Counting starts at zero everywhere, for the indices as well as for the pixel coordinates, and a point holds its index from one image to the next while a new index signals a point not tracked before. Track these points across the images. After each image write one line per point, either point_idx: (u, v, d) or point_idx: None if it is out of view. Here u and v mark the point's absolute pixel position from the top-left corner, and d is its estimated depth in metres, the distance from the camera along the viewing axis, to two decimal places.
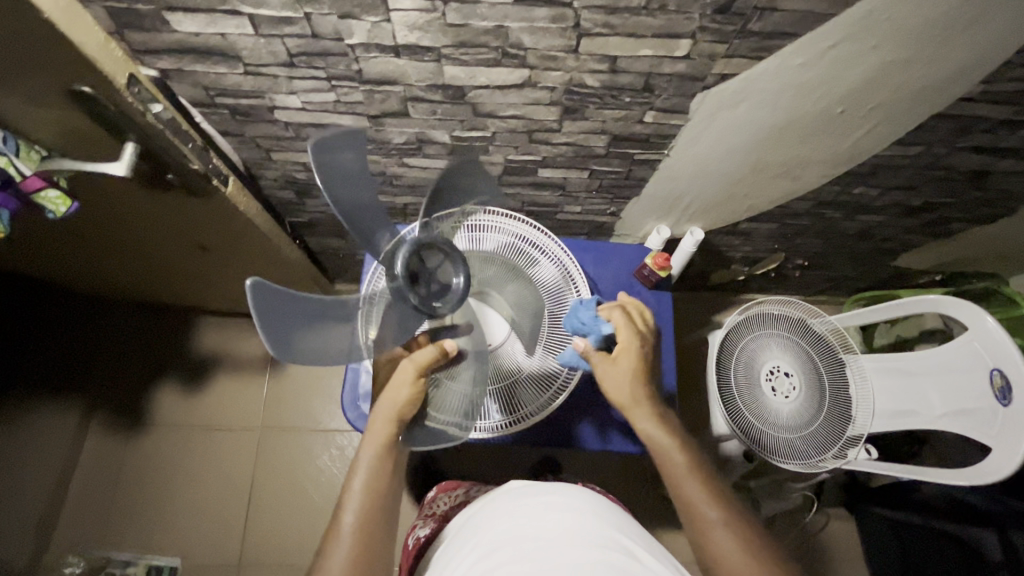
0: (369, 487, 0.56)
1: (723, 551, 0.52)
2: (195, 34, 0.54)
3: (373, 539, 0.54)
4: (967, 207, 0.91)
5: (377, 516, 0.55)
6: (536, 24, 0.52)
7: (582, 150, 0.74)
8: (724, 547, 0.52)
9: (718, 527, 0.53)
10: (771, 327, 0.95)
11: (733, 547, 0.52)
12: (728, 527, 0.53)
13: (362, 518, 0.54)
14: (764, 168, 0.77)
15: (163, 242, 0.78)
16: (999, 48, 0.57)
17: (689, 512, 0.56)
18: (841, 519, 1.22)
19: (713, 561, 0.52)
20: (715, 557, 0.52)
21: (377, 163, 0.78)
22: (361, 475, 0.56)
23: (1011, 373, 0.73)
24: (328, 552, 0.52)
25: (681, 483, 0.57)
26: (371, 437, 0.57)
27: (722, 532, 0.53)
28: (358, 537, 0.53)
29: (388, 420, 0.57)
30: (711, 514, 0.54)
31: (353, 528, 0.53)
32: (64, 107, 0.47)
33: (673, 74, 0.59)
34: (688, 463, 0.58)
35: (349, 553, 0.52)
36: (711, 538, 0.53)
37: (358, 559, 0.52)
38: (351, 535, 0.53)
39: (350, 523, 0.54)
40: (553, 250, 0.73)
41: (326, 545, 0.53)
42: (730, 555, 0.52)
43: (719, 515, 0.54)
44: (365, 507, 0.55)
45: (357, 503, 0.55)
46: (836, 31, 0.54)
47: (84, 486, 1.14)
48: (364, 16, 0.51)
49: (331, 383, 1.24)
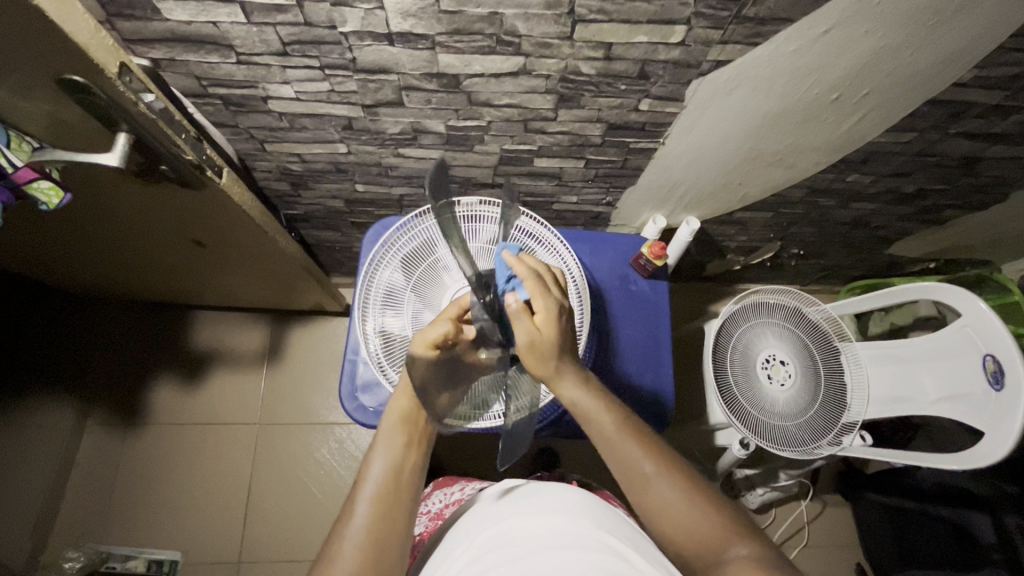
0: (389, 455, 0.56)
1: (664, 507, 0.53)
2: (187, 23, 0.54)
3: (390, 506, 0.53)
4: (961, 194, 0.91)
5: (396, 483, 0.55)
6: (531, 11, 0.51)
7: (577, 139, 0.73)
8: (663, 503, 0.53)
9: (653, 484, 0.54)
10: (765, 315, 0.96)
11: (671, 502, 0.53)
12: (664, 482, 0.54)
13: (380, 484, 0.54)
14: (759, 155, 0.77)
15: (157, 234, 0.78)
16: (991, 34, 0.57)
17: (627, 471, 0.55)
18: (836, 505, 1.23)
19: (654, 515, 0.54)
20: (657, 512, 0.54)
21: (372, 154, 0.78)
22: (382, 446, 0.57)
23: (1003, 358, 0.74)
24: (346, 520, 0.52)
25: (613, 446, 0.56)
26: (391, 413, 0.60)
27: (661, 488, 0.54)
28: (376, 501, 0.53)
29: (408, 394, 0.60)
30: (644, 470, 0.55)
31: (370, 495, 0.54)
32: (55, 96, 0.47)
33: (668, 60, 0.58)
34: (616, 422, 0.57)
35: (366, 517, 0.52)
36: (652, 495, 0.54)
37: (375, 523, 0.52)
38: (368, 500, 0.53)
39: (368, 490, 0.54)
40: (550, 239, 0.74)
41: (344, 514, 0.53)
42: (669, 508, 0.53)
43: (655, 470, 0.55)
44: (384, 475, 0.55)
45: (378, 472, 0.55)
46: (831, 16, 0.54)
47: (80, 483, 1.13)
48: (357, 4, 0.51)
49: (329, 375, 1.24)
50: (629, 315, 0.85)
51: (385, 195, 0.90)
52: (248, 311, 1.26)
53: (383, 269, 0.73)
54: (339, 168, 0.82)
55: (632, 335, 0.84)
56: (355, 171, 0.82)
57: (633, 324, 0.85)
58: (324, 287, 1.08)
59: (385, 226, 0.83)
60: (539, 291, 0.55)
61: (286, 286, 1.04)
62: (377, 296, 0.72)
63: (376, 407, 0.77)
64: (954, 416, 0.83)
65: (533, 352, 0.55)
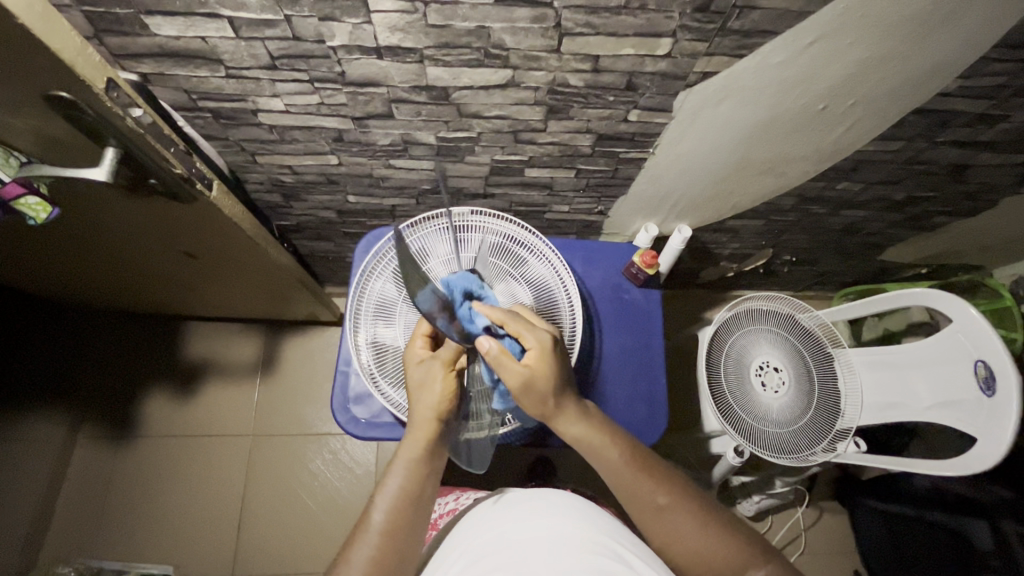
0: (405, 487, 0.55)
1: (679, 536, 0.55)
2: (176, 38, 0.54)
3: (398, 543, 0.53)
4: (950, 202, 0.92)
5: (408, 520, 0.54)
6: (518, 25, 0.52)
7: (568, 149, 0.74)
8: (678, 533, 0.55)
9: (669, 514, 0.55)
10: (757, 322, 0.96)
11: (685, 531, 0.54)
12: (679, 510, 0.55)
13: (392, 518, 0.54)
14: (749, 165, 0.78)
15: (147, 247, 0.77)
16: (973, 45, 0.58)
17: (640, 504, 0.56)
18: (833, 512, 1.23)
19: (668, 545, 0.55)
20: (670, 540, 0.55)
21: (364, 165, 0.78)
22: (398, 475, 0.56)
23: (995, 364, 0.74)
24: (352, 548, 0.52)
25: (625, 479, 0.57)
26: (410, 441, 0.57)
27: (674, 518, 0.55)
28: (388, 536, 0.53)
29: (432, 419, 0.58)
30: (659, 500, 0.56)
31: (381, 527, 0.53)
32: (43, 113, 0.47)
33: (655, 72, 0.59)
34: (623, 455, 0.58)
35: (374, 551, 0.51)
36: (667, 526, 0.55)
37: (384, 558, 0.51)
38: (379, 534, 0.52)
39: (380, 522, 0.53)
40: (541, 249, 0.74)
41: (352, 540, 0.53)
42: (684, 537, 0.54)
43: (670, 502, 0.56)
44: (395, 509, 0.54)
45: (389, 504, 0.54)
46: (815, 29, 0.54)
47: (73, 496, 1.12)
48: (345, 18, 0.51)
49: (324, 386, 1.24)
50: (623, 324, 0.85)
51: (377, 206, 0.91)
52: (242, 322, 1.26)
53: (374, 280, 0.73)
54: (331, 179, 0.82)
55: (625, 344, 0.84)
56: (346, 181, 0.83)
57: (627, 332, 0.85)
58: (318, 297, 1.07)
59: (378, 236, 0.83)
60: (522, 327, 0.56)
61: (279, 296, 1.04)
62: (368, 307, 0.72)
63: (369, 418, 0.76)
64: (946, 422, 0.83)
65: (530, 397, 0.56)
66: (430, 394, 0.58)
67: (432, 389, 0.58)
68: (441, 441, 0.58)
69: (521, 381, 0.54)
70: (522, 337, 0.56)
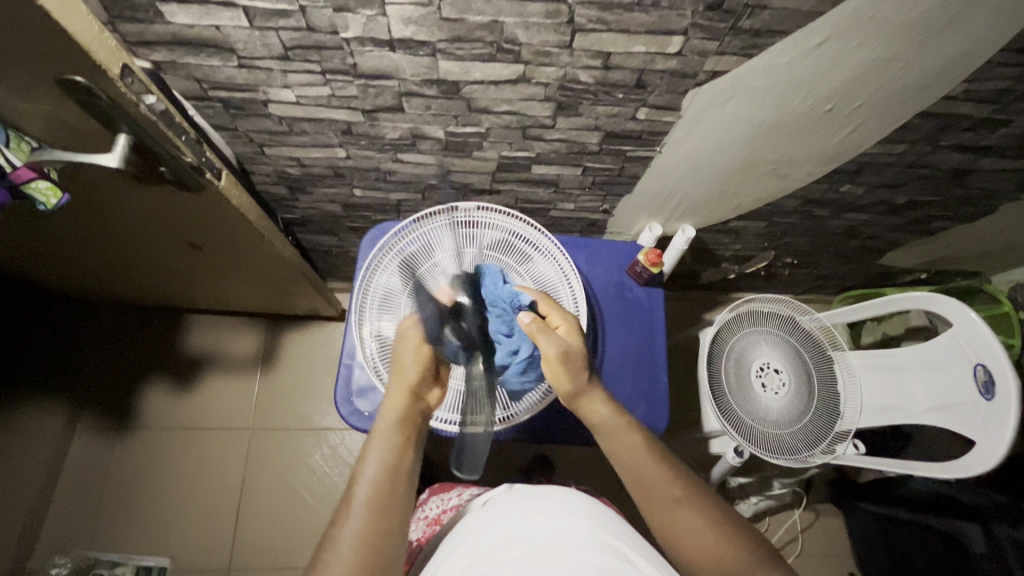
0: (386, 461, 0.55)
1: (695, 530, 0.54)
2: (189, 26, 0.54)
3: (386, 516, 0.52)
4: (952, 206, 0.93)
5: (393, 493, 0.53)
6: (531, 19, 0.52)
7: (576, 146, 0.74)
8: (689, 528, 0.54)
9: (682, 506, 0.55)
10: (758, 323, 0.97)
11: (698, 528, 0.54)
12: (693, 505, 0.55)
13: (376, 491, 0.52)
14: (754, 165, 0.78)
15: (151, 236, 0.77)
16: (979, 50, 0.58)
17: (652, 493, 0.57)
18: (830, 514, 1.24)
19: (679, 540, 0.54)
20: (683, 536, 0.54)
21: (371, 159, 0.78)
22: (377, 449, 0.55)
23: (993, 368, 0.74)
24: (338, 525, 0.51)
25: (641, 464, 0.58)
26: (386, 414, 0.58)
27: (687, 513, 0.55)
28: (371, 509, 0.51)
29: (405, 391, 0.59)
30: (674, 492, 0.56)
31: (365, 500, 0.52)
32: (56, 96, 0.47)
33: (665, 70, 0.59)
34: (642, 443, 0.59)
35: (360, 526, 0.50)
36: (678, 519, 0.55)
37: (369, 533, 0.50)
38: (363, 507, 0.51)
39: (363, 495, 0.52)
40: (547, 245, 0.74)
41: (337, 518, 0.52)
42: (696, 533, 0.54)
43: (684, 495, 0.56)
44: (379, 480, 0.53)
45: (371, 476, 0.53)
46: (825, 30, 0.55)
47: (69, 487, 1.12)
48: (359, 10, 0.51)
49: (324, 381, 1.24)
50: (626, 322, 0.85)
51: (383, 200, 0.91)
52: (243, 315, 1.26)
53: (379, 274, 0.73)
54: (337, 172, 0.82)
55: (627, 342, 0.84)
56: (353, 175, 0.83)
57: (629, 330, 0.85)
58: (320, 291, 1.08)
59: (382, 231, 0.83)
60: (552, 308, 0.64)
61: (282, 290, 1.04)
62: (374, 300, 0.72)
63: (371, 412, 0.77)
64: (944, 425, 0.84)
65: (568, 364, 0.60)
66: (403, 369, 0.60)
67: (405, 360, 0.60)
68: (417, 416, 0.59)
69: (560, 347, 0.59)
70: (551, 317, 0.63)
